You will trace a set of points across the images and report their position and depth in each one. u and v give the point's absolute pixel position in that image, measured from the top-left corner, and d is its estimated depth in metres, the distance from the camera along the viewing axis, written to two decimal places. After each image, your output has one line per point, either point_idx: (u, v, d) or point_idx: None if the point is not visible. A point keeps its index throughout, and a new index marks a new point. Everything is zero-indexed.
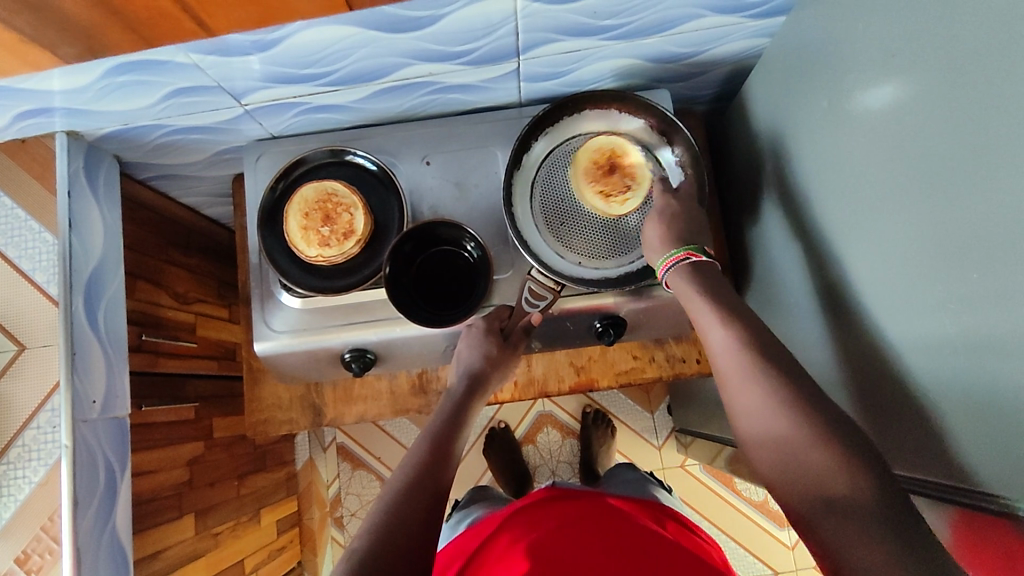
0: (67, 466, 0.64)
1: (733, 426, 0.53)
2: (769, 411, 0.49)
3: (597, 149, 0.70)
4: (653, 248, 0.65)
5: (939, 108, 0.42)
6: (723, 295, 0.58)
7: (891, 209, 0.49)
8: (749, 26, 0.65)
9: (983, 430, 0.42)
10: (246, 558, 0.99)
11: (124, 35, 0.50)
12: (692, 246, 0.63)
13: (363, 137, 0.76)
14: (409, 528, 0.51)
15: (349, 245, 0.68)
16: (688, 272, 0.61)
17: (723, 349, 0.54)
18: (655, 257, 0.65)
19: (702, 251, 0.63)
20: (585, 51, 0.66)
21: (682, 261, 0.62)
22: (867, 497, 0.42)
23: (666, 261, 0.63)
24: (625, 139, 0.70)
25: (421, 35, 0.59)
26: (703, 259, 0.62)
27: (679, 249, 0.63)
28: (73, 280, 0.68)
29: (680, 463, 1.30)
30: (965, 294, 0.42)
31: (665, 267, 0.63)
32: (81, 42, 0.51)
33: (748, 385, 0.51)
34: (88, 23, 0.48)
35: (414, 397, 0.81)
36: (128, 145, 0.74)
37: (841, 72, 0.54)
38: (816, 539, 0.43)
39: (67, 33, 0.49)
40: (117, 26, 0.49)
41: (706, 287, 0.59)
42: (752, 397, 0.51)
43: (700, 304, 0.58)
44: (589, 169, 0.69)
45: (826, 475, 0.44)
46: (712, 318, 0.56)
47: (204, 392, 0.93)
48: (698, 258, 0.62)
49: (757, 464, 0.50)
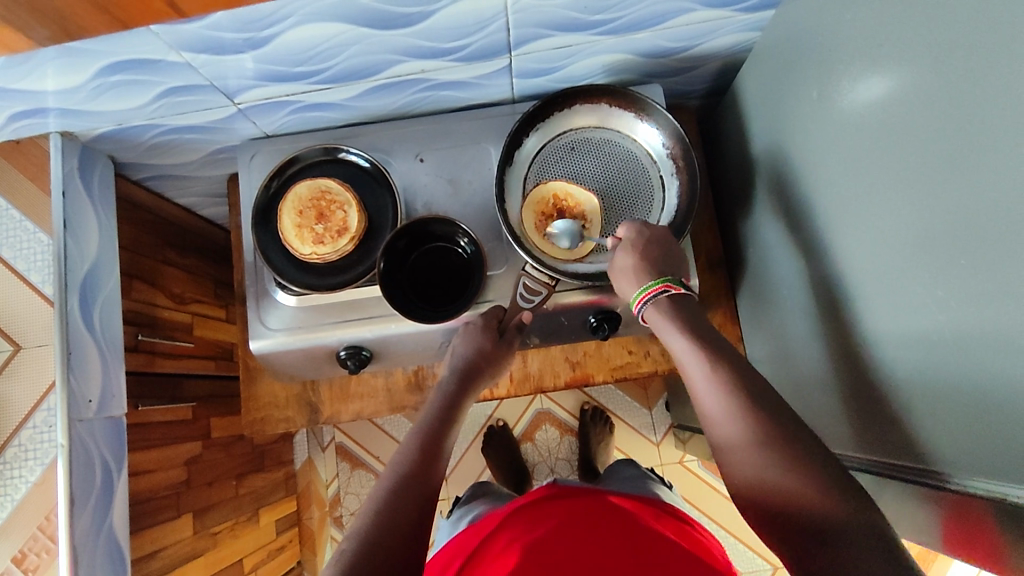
0: (64, 465, 0.65)
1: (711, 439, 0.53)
2: (731, 419, 0.51)
3: (540, 205, 0.69)
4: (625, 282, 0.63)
5: (924, 97, 0.43)
6: (692, 311, 0.60)
7: (878, 201, 0.50)
8: (739, 20, 0.66)
9: (968, 419, 0.43)
10: (244, 558, 0.99)
11: (99, 18, 0.50)
12: (670, 278, 0.61)
13: (356, 135, 0.76)
14: (400, 527, 0.51)
15: (343, 242, 0.68)
16: (664, 302, 0.60)
17: (689, 362, 0.56)
18: (631, 289, 0.62)
19: (680, 282, 0.61)
20: (575, 47, 0.66)
21: (660, 294, 0.60)
22: (834, 504, 0.43)
23: (645, 293, 0.61)
24: (562, 184, 0.69)
25: (412, 31, 0.59)
26: (681, 291, 0.61)
27: (657, 281, 0.61)
28: (69, 280, 0.68)
29: (679, 460, 1.30)
30: (952, 283, 0.42)
31: (639, 301, 0.61)
32: (53, 25, 0.50)
33: (714, 394, 0.53)
34: (60, 6, 0.48)
35: (409, 394, 0.82)
36: (122, 146, 0.74)
37: (829, 64, 0.54)
38: (785, 546, 0.45)
39: (41, 15, 0.48)
40: (91, 9, 0.48)
41: (680, 306, 0.60)
42: (715, 407, 0.52)
43: (669, 325, 0.59)
44: (540, 227, 0.69)
45: (794, 482, 0.46)
46: (681, 338, 0.57)
47: (201, 391, 0.93)
48: (675, 291, 0.61)
49: (736, 475, 0.50)
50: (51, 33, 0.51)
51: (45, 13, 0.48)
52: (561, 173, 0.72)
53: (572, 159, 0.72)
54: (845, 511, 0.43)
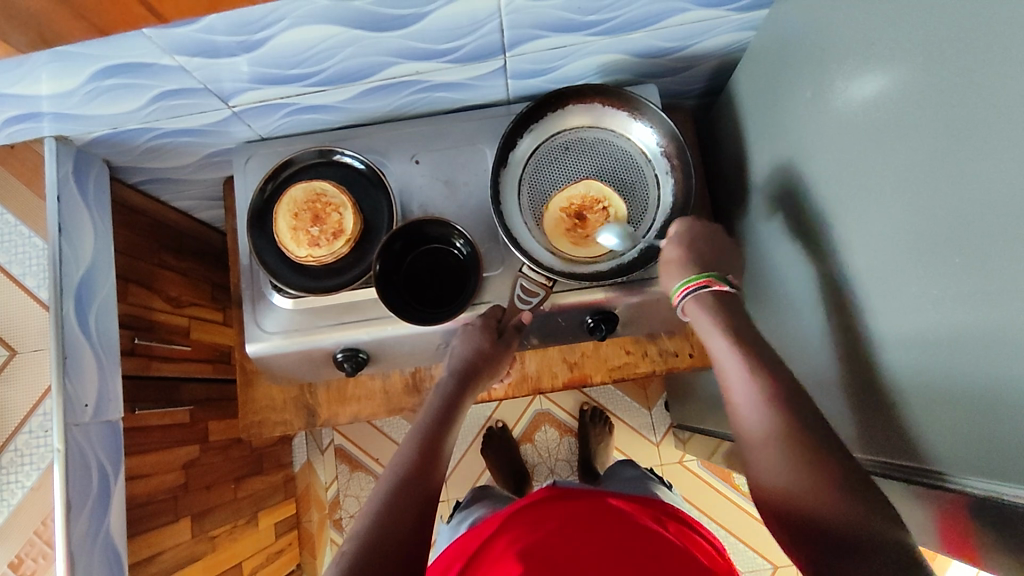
0: (60, 470, 0.65)
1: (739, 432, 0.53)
2: (759, 415, 0.51)
3: (558, 232, 0.70)
4: (668, 274, 0.64)
5: (919, 95, 0.43)
6: (734, 310, 0.60)
7: (874, 200, 0.50)
8: (734, 19, 0.65)
9: (963, 417, 0.43)
10: (243, 562, 0.98)
11: (77, 24, 0.49)
12: (712, 274, 0.61)
13: (352, 137, 0.76)
14: (400, 530, 0.51)
15: (338, 244, 0.69)
16: (705, 299, 0.60)
17: (726, 358, 0.56)
18: (672, 282, 0.63)
19: (724, 279, 0.61)
20: (570, 48, 0.66)
21: (702, 288, 0.60)
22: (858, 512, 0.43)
23: (684, 287, 0.61)
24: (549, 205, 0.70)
25: (406, 33, 0.59)
26: (724, 288, 0.61)
27: (698, 275, 0.61)
28: (64, 285, 0.68)
29: (678, 460, 1.30)
30: (947, 282, 0.42)
31: (681, 293, 0.61)
32: (30, 31, 0.49)
33: (747, 389, 0.53)
34: (40, 13, 0.47)
35: (407, 396, 0.81)
36: (117, 150, 0.74)
37: (823, 63, 0.54)
38: (800, 544, 0.46)
39: (22, 23, 0.48)
40: (66, 15, 0.47)
41: (725, 308, 0.59)
42: (745, 402, 0.53)
43: (709, 327, 0.59)
44: (578, 243, 0.69)
45: (819, 487, 0.46)
46: (721, 339, 0.57)
47: (199, 395, 0.93)
48: (718, 287, 0.60)
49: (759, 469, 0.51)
50: (30, 41, 0.50)
51: (27, 19, 0.48)
52: (556, 173, 0.72)
53: (567, 160, 0.72)
54: (868, 518, 0.43)
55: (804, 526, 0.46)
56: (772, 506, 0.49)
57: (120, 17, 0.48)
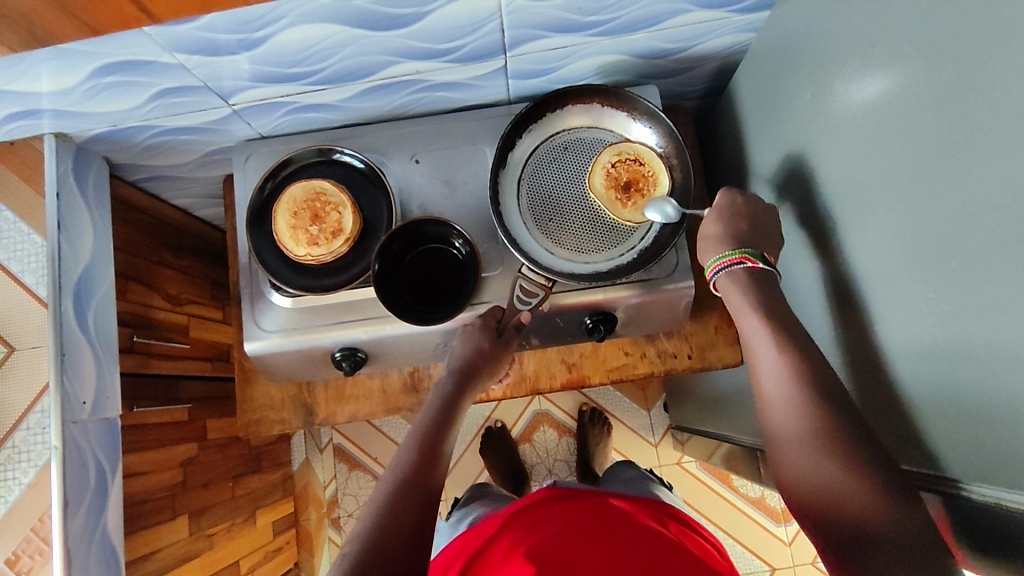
0: (57, 468, 0.65)
1: (770, 424, 0.54)
2: (796, 414, 0.52)
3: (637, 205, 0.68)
4: (704, 248, 0.64)
5: (919, 96, 0.43)
6: (770, 291, 0.60)
7: (876, 203, 0.50)
8: (735, 21, 0.65)
9: (968, 421, 0.42)
10: (241, 559, 0.99)
11: (71, 23, 0.50)
12: (747, 250, 0.61)
13: (352, 136, 0.76)
14: (401, 531, 0.51)
15: (337, 243, 0.68)
16: (739, 277, 0.61)
17: (762, 348, 0.56)
18: (707, 256, 0.64)
19: (760, 256, 0.61)
20: (570, 48, 0.66)
21: (734, 265, 0.61)
22: (885, 515, 0.44)
23: (719, 262, 0.62)
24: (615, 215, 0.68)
25: (406, 32, 0.59)
26: (759, 265, 0.60)
27: (732, 252, 0.61)
28: (63, 282, 0.68)
29: (677, 461, 1.30)
30: (949, 286, 0.42)
31: (714, 269, 0.63)
32: (20, 29, 0.50)
33: (777, 372, 0.54)
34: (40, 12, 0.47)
35: (405, 396, 0.81)
36: (117, 147, 0.74)
37: (824, 65, 0.54)
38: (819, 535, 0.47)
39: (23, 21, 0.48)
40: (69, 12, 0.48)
41: (763, 293, 0.59)
42: (772, 379, 0.54)
43: (748, 315, 0.58)
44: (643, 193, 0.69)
45: (850, 488, 0.46)
46: (758, 326, 0.57)
47: (197, 393, 0.93)
48: (751, 264, 0.61)
49: (786, 464, 0.51)
50: (22, 40, 0.52)
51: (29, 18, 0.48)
52: (555, 173, 0.71)
53: (567, 159, 0.71)
54: (894, 524, 0.43)
55: (822, 513, 0.47)
56: (790, 488, 0.50)
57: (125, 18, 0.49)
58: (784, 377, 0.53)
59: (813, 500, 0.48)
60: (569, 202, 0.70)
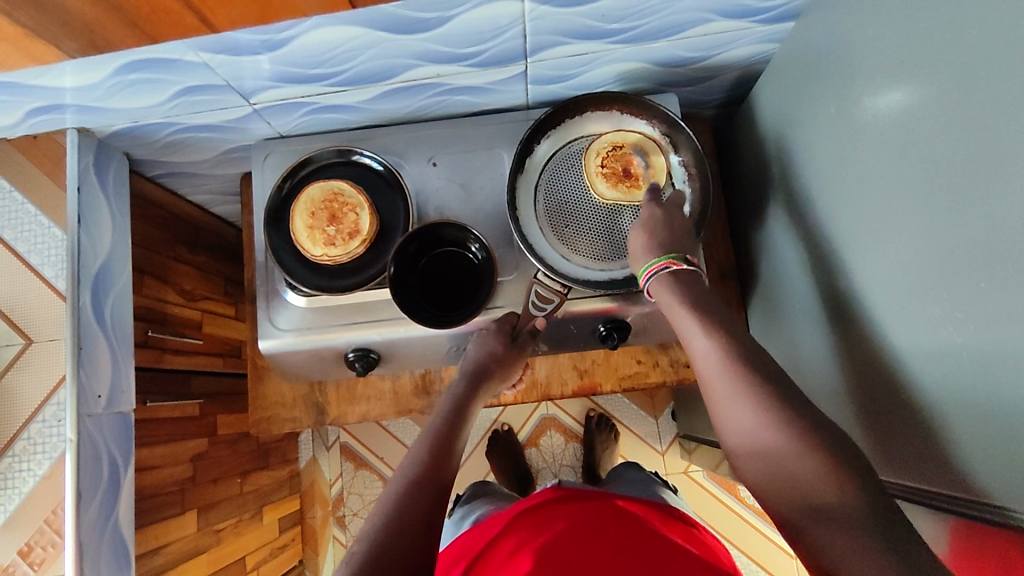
0: (71, 460, 0.65)
1: (736, 439, 0.52)
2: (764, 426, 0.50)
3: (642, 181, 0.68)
4: (635, 258, 0.65)
5: (945, 111, 0.42)
6: (705, 296, 0.60)
7: (896, 219, 0.49)
8: (757, 32, 0.65)
9: (985, 442, 0.42)
10: (247, 555, 0.99)
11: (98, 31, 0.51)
12: (674, 254, 0.62)
13: (370, 138, 0.76)
14: (408, 532, 0.51)
15: (354, 244, 0.68)
16: (667, 281, 0.61)
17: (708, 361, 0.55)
18: (638, 264, 0.64)
19: (684, 259, 0.62)
20: (591, 55, 0.66)
21: (662, 270, 0.61)
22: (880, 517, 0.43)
23: (647, 270, 0.62)
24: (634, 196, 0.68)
25: (429, 36, 0.59)
26: (685, 268, 0.62)
27: (659, 259, 0.62)
28: (82, 275, 0.69)
29: (683, 469, 1.30)
30: (971, 306, 0.42)
31: (647, 275, 0.63)
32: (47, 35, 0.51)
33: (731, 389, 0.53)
34: (78, 18, 0.48)
35: (416, 397, 0.81)
36: (138, 143, 0.74)
37: (848, 78, 0.54)
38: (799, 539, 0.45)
39: (66, 30, 0.49)
40: (109, 22, 0.49)
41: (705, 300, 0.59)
42: (722, 390, 0.53)
43: (688, 320, 0.58)
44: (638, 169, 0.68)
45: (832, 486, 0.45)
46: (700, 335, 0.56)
47: (208, 389, 0.94)
48: (678, 267, 0.62)
49: (759, 476, 0.50)
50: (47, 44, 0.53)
51: (61, 24, 0.49)
52: (574, 179, 0.71)
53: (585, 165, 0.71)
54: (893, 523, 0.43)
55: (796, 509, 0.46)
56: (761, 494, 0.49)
57: (156, 22, 0.49)
58: (733, 377, 0.53)
59: (782, 499, 0.47)
60: (586, 210, 0.70)
